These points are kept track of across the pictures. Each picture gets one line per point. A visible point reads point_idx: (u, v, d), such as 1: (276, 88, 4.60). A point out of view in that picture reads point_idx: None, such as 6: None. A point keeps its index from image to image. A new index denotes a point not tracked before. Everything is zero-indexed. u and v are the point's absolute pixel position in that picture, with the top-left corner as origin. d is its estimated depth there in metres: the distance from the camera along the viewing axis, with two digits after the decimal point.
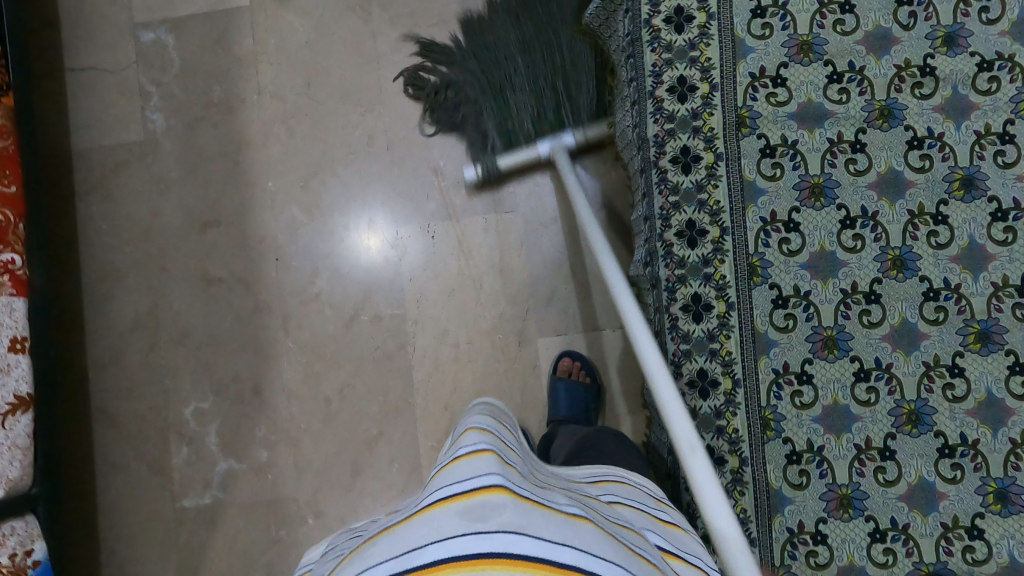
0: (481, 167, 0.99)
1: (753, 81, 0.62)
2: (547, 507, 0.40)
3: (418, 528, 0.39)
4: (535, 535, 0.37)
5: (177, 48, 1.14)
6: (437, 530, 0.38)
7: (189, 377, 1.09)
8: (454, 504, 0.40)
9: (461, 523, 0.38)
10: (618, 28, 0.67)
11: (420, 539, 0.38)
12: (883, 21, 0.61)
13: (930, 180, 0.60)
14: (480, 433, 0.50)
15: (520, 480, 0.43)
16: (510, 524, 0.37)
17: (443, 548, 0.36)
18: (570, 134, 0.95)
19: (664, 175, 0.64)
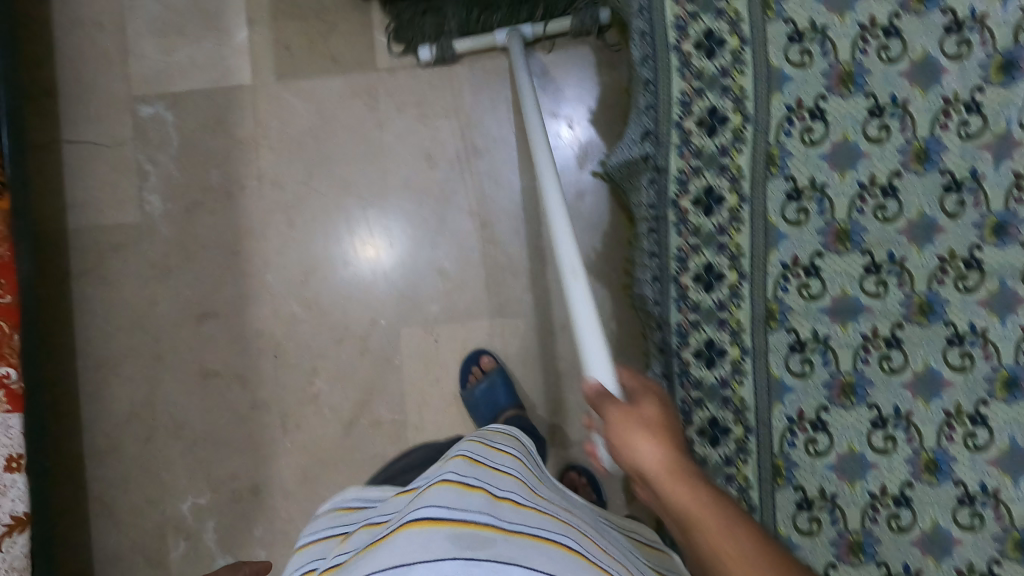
0: (436, 45, 0.96)
1: (784, 271, 0.57)
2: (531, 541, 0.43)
3: (406, 544, 0.42)
4: (515, 569, 0.41)
5: (177, 125, 1.07)
6: (427, 551, 0.41)
7: (185, 471, 1.07)
8: (445, 528, 0.43)
9: (449, 551, 0.41)
10: (639, 197, 0.62)
11: (409, 556, 0.41)
12: (928, 207, 0.56)
13: (970, 380, 0.56)
14: (472, 457, 0.51)
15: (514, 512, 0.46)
16: (488, 562, 0.41)
17: (430, 571, 0.40)
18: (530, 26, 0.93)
19: (686, 368, 0.60)
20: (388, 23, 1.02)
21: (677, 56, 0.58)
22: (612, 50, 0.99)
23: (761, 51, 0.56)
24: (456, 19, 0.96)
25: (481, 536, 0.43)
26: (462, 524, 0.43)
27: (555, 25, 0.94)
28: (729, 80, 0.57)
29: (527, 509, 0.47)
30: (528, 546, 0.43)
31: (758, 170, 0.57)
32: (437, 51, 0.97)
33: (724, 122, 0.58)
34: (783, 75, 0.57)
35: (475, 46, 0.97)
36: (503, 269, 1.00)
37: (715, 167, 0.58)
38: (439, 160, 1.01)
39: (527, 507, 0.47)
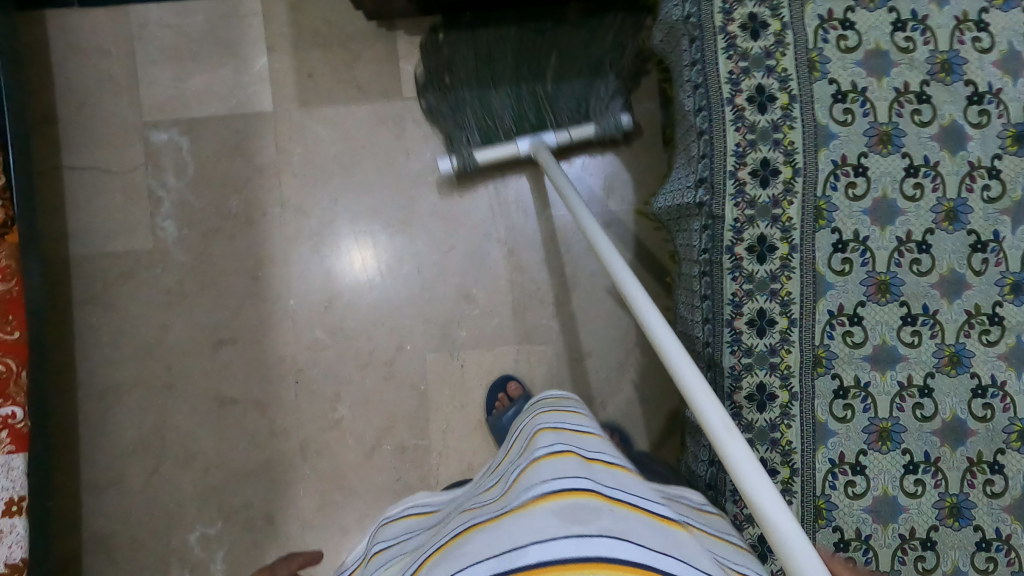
0: (457, 159, 0.97)
1: (831, 319, 0.62)
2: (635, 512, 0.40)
3: (516, 528, 0.38)
4: (632, 545, 0.37)
5: (192, 150, 1.05)
6: (536, 530, 0.37)
7: (196, 503, 1.03)
8: (550, 503, 0.39)
9: (558, 525, 0.37)
10: (691, 239, 0.66)
11: (520, 539, 0.37)
12: (957, 264, 0.62)
13: (990, 430, 0.62)
14: (553, 427, 0.49)
15: (612, 481, 0.43)
16: (605, 532, 0.37)
17: (544, 549, 0.35)
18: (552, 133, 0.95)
19: (738, 410, 0.64)
20: (412, 55, 1.04)
21: (731, 109, 0.61)
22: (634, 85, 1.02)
23: (809, 109, 0.61)
24: (477, 133, 0.97)
25: (589, 505, 0.39)
26: (565, 496, 0.39)
27: (577, 130, 0.96)
28: (780, 134, 0.61)
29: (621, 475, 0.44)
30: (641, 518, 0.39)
31: (807, 223, 0.61)
32: (459, 164, 0.97)
33: (776, 174, 0.61)
34: (830, 131, 0.62)
35: (499, 156, 0.96)
36: (529, 296, 1.01)
37: (767, 217, 0.61)
38: (465, 188, 1.03)
39: (621, 472, 0.44)
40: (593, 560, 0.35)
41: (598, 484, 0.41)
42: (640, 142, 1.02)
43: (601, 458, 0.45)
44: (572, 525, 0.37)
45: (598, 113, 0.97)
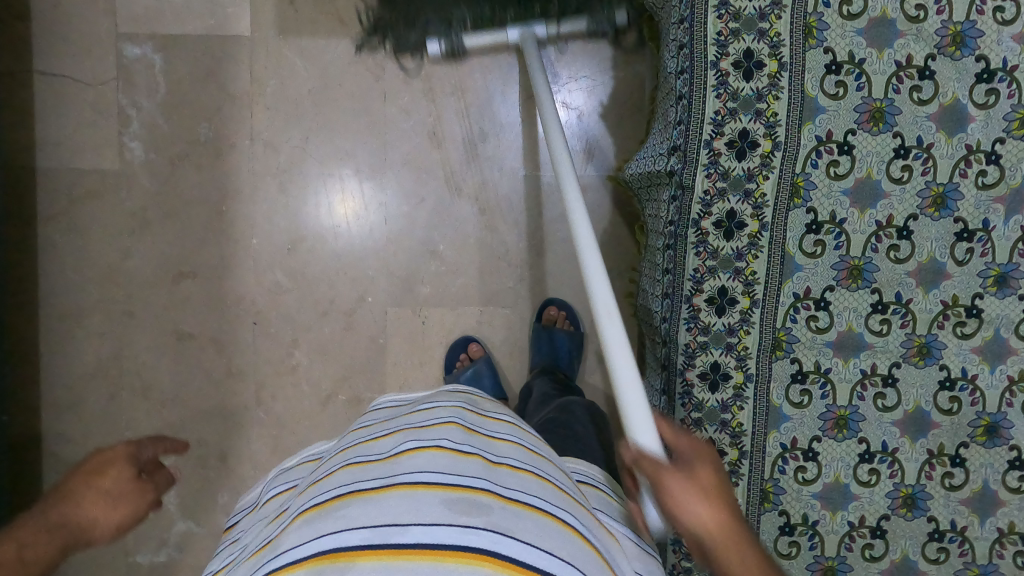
0: (446, 41, 0.89)
1: (795, 302, 0.58)
2: (534, 512, 0.36)
3: (396, 504, 0.35)
4: (523, 543, 0.34)
5: (165, 71, 1.00)
6: (420, 514, 0.34)
7: (150, 432, 1.03)
8: (440, 491, 0.36)
9: (445, 514, 0.34)
10: (659, 210, 0.62)
11: (400, 517, 0.34)
12: (938, 253, 0.57)
13: (954, 423, 0.58)
14: (463, 424, 0.44)
15: (513, 479, 0.39)
16: (491, 527, 0.34)
17: (425, 534, 0.33)
18: (544, 25, 0.86)
19: (688, 388, 0.61)
20: None
21: (714, 72, 0.56)
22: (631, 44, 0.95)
23: (799, 78, 0.56)
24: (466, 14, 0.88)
25: (483, 503, 0.36)
26: (456, 487, 0.36)
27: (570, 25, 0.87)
28: (763, 104, 0.56)
29: (527, 475, 0.40)
30: (537, 520, 0.36)
31: (782, 200, 0.57)
32: (447, 48, 0.90)
33: (754, 146, 0.57)
34: (816, 104, 0.56)
35: (489, 44, 0.89)
36: (500, 258, 0.99)
37: (739, 190, 0.57)
38: (443, 139, 0.98)
39: (527, 472, 0.40)
40: (471, 554, 0.32)
41: (495, 484, 0.38)
42: (629, 106, 0.95)
43: (507, 460, 0.41)
44: (460, 516, 0.34)
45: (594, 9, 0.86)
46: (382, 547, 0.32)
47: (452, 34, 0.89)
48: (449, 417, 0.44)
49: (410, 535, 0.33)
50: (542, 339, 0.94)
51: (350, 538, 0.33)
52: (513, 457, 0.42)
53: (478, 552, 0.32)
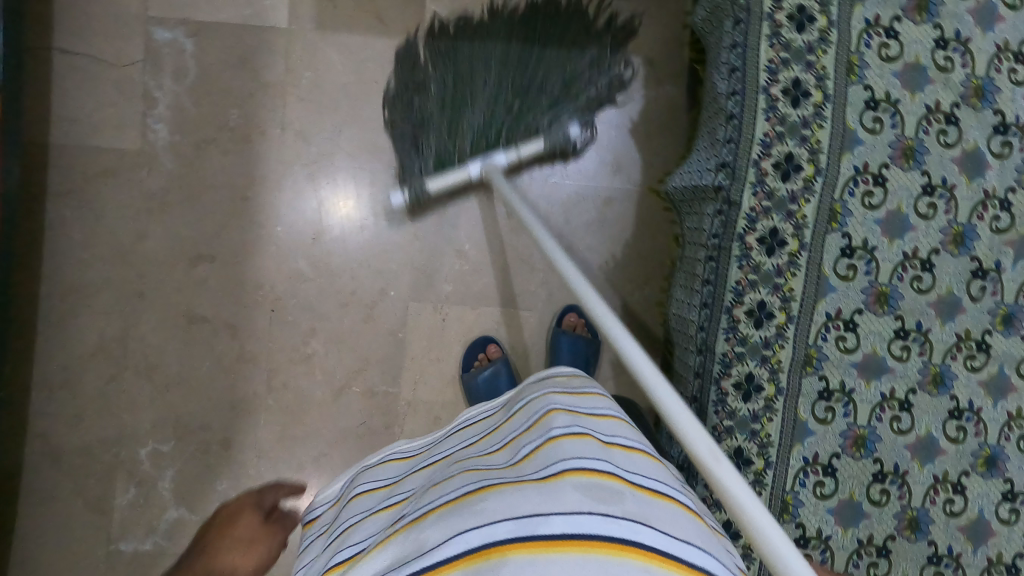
0: (409, 189, 0.93)
1: (827, 321, 0.62)
2: (654, 496, 0.40)
3: (533, 495, 0.38)
4: (656, 529, 0.37)
5: (195, 55, 1.00)
6: (561, 502, 0.37)
7: (150, 417, 1.01)
8: (574, 478, 0.39)
9: (584, 501, 0.37)
10: (702, 223, 0.66)
11: (541, 508, 0.36)
12: (956, 287, 0.61)
13: (959, 451, 0.63)
14: (566, 410, 0.48)
15: (625, 462, 0.43)
16: (626, 514, 0.37)
17: (570, 521, 0.35)
18: (503, 155, 0.92)
19: (722, 397, 0.64)
20: None
21: (765, 97, 0.61)
22: (659, 66, 1.00)
23: (840, 110, 0.60)
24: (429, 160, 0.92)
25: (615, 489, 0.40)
26: (587, 473, 0.40)
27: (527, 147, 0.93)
28: (808, 131, 0.61)
29: (635, 457, 0.44)
30: (663, 504, 0.40)
31: (820, 223, 0.61)
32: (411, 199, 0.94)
33: (798, 169, 0.61)
34: (856, 137, 0.61)
35: (447, 184, 0.92)
36: (522, 263, 1.01)
37: (782, 211, 0.62)
38: None
39: (635, 454, 0.44)
40: (617, 542, 0.35)
41: (616, 469, 0.42)
42: (656, 126, 1.01)
43: (616, 443, 0.45)
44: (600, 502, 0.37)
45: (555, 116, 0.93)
46: (534, 539, 0.34)
47: (414, 178, 0.92)
48: (553, 406, 0.48)
49: (555, 524, 0.35)
50: (562, 344, 0.97)
51: (499, 529, 0.36)
52: (619, 437, 0.46)
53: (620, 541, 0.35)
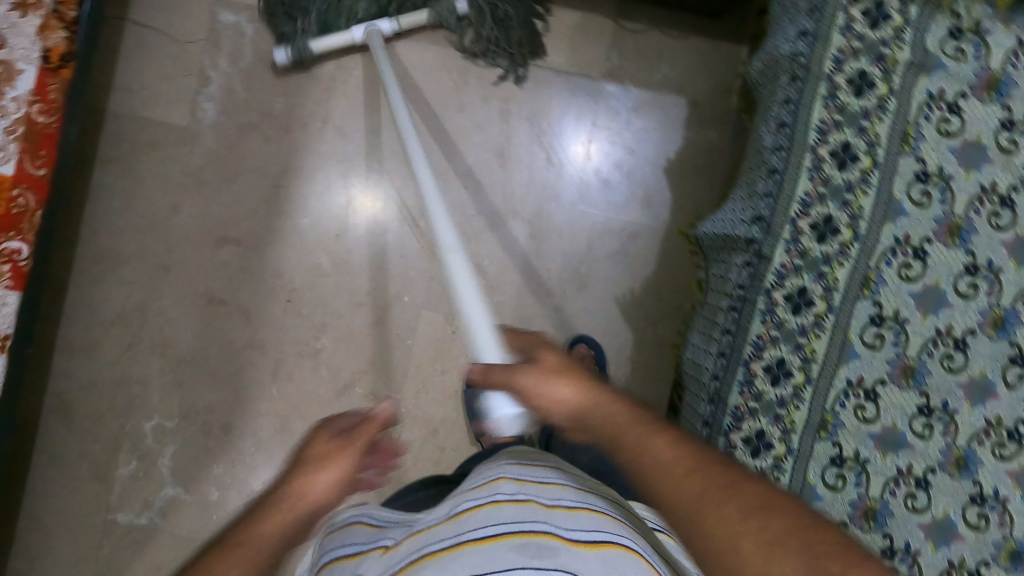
0: (292, 48, 0.92)
1: (847, 387, 0.60)
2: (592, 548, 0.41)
3: (473, 561, 0.40)
4: None
5: (254, 41, 1.02)
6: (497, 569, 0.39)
7: (159, 390, 1.02)
8: (508, 542, 0.41)
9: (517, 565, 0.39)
10: (728, 272, 0.66)
11: None
12: (990, 371, 0.57)
13: (978, 541, 0.57)
14: (513, 477, 0.47)
15: (567, 517, 0.44)
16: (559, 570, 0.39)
17: None
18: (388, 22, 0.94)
19: (730, 450, 0.62)
20: None
21: (811, 156, 0.61)
22: (705, 109, 0.99)
23: (888, 179, 0.59)
24: (314, 20, 0.93)
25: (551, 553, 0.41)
26: (522, 534, 0.42)
27: (410, 17, 0.94)
28: (851, 195, 0.60)
29: (579, 513, 0.45)
30: (598, 558, 0.41)
31: (851, 288, 0.60)
32: (295, 55, 0.93)
33: (835, 233, 0.60)
34: (901, 207, 0.59)
35: (333, 46, 0.94)
36: (540, 285, 0.99)
37: (813, 271, 0.61)
38: (508, 160, 1.00)
39: (579, 510, 0.45)
40: None
41: (554, 526, 0.43)
42: (694, 168, 1.00)
43: (561, 501, 0.45)
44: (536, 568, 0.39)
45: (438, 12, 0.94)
46: None
47: (298, 39, 0.92)
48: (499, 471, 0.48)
49: None
50: None
51: None
52: (565, 498, 0.46)
53: None
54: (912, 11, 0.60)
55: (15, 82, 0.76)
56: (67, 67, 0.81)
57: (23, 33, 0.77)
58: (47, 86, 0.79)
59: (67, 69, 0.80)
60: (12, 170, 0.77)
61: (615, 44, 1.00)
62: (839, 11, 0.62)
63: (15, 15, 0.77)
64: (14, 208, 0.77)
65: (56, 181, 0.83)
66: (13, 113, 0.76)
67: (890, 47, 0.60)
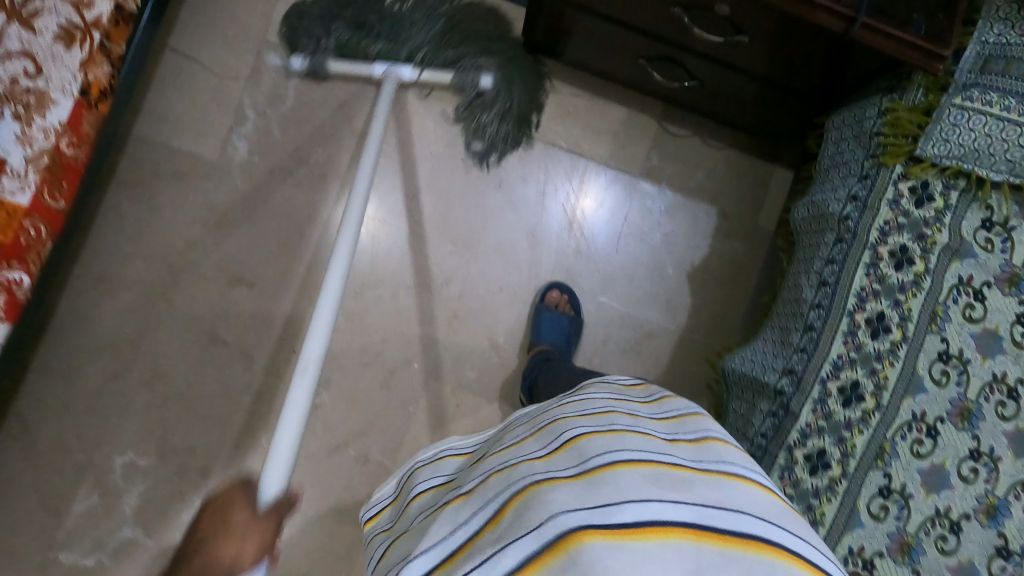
0: (309, 59, 0.98)
1: (848, 554, 0.63)
2: (727, 478, 0.42)
3: (622, 483, 0.40)
4: (734, 512, 0.39)
5: (298, 87, 1.02)
6: (633, 492, 0.39)
7: (138, 425, 0.98)
8: (641, 469, 0.41)
9: (656, 489, 0.39)
10: (752, 417, 0.70)
11: (616, 497, 0.38)
12: (977, 560, 0.60)
13: None
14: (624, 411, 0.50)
15: (685, 451, 0.45)
16: (698, 502, 0.39)
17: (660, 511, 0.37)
18: (409, 70, 0.95)
19: None
20: (544, 95, 1.02)
21: (847, 321, 0.65)
22: (733, 221, 1.03)
23: (913, 355, 0.64)
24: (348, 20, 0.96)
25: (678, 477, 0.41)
26: (650, 466, 0.42)
27: (432, 76, 0.96)
28: (879, 365, 0.65)
29: (680, 443, 0.47)
30: (726, 489, 0.42)
31: (867, 457, 0.64)
32: (308, 65, 0.99)
33: (860, 399, 0.65)
34: (921, 384, 0.64)
35: (352, 69, 0.97)
36: None
37: (835, 434, 0.65)
38: (539, 242, 1.01)
39: (681, 442, 0.47)
40: (690, 532, 0.37)
41: (681, 459, 0.44)
42: (714, 277, 1.03)
43: (679, 437, 0.48)
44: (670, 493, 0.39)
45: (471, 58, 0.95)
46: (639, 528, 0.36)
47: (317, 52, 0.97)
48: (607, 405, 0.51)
49: (634, 511, 0.37)
50: None
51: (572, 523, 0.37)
52: (682, 434, 0.48)
53: (700, 527, 0.37)
54: (954, 195, 0.64)
55: (46, 112, 0.76)
56: (105, 102, 0.81)
57: (63, 65, 0.77)
58: (80, 120, 0.79)
59: (104, 105, 0.81)
60: (28, 199, 0.75)
61: (656, 145, 1.02)
62: (890, 182, 0.66)
63: (59, 46, 0.77)
64: (22, 239, 0.75)
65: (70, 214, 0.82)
66: (40, 142, 0.76)
67: (930, 227, 0.64)
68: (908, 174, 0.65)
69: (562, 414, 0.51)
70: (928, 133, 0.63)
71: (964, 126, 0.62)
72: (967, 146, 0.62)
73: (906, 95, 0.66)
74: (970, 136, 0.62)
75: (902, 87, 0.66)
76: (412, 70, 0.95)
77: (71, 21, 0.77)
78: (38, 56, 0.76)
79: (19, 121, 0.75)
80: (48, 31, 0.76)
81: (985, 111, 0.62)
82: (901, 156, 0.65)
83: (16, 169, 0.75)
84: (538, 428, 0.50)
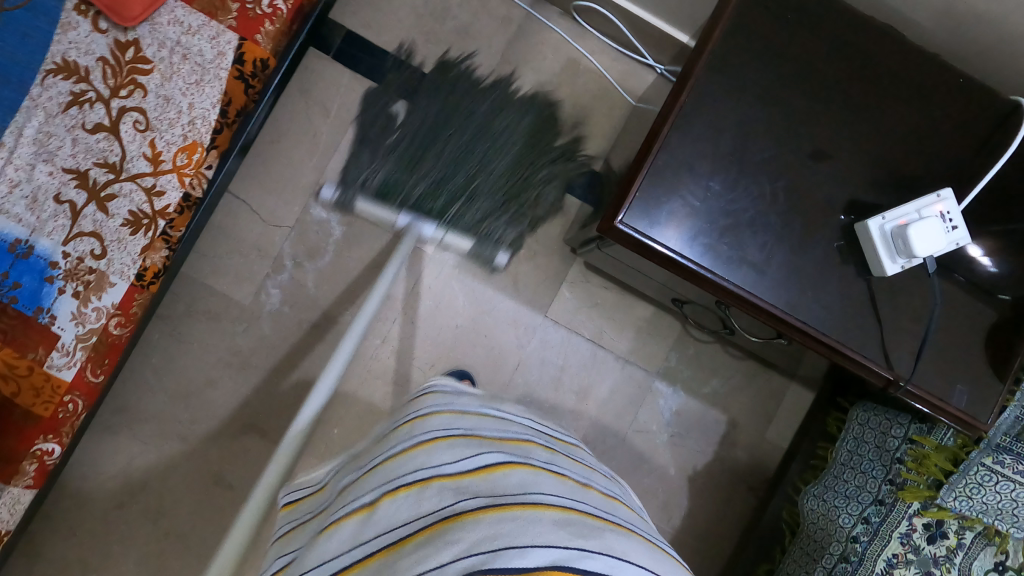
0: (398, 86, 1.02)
1: None
2: (611, 526, 0.45)
3: (528, 522, 0.41)
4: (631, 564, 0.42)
5: (339, 242, 1.04)
6: (543, 534, 0.40)
7: (136, 555, 1.00)
8: (551, 513, 0.42)
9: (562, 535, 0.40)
10: None
11: (522, 539, 0.39)
12: None
13: None
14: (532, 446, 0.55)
15: (571, 488, 0.49)
16: (604, 551, 0.41)
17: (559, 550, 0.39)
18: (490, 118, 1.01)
19: None
20: (578, 285, 1.04)
21: None
22: (742, 431, 1.04)
23: None
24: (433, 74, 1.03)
25: (588, 522, 0.44)
26: (559, 511, 0.43)
27: (454, 237, 1.00)
28: None
29: (564, 479, 0.50)
30: (610, 532, 0.44)
31: None
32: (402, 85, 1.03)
33: None
34: None
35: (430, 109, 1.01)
36: None
37: None
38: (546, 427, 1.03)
39: (565, 478, 0.50)
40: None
41: (574, 502, 0.47)
42: (716, 483, 1.04)
43: (558, 469, 0.52)
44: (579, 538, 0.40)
45: (482, 236, 1.00)
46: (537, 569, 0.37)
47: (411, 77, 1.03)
48: (517, 440, 0.55)
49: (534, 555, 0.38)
50: None
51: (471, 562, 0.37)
52: (561, 467, 0.53)
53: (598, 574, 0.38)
54: (968, 536, 0.68)
55: (102, 294, 0.79)
56: (155, 281, 0.84)
57: (126, 249, 0.80)
58: (132, 301, 0.82)
59: (155, 284, 0.84)
60: (72, 377, 0.79)
61: (677, 347, 1.04)
62: (903, 516, 0.70)
63: (126, 231, 0.79)
64: (60, 412, 0.79)
65: (107, 382, 0.86)
66: (92, 322, 0.78)
67: (939, 567, 0.68)
68: (925, 513, 0.69)
69: (481, 431, 0.55)
70: (949, 481, 0.67)
71: (990, 487, 0.65)
72: (990, 505, 0.65)
73: (934, 430, 0.70)
74: (996, 496, 0.64)
75: (932, 422, 0.70)
76: (435, 228, 1.00)
77: (141, 208, 0.80)
78: (106, 238, 0.78)
79: (77, 298, 0.76)
80: (119, 215, 0.78)
81: (1015, 479, 0.64)
82: (919, 497, 0.69)
83: (67, 346, 0.77)
84: (461, 438, 0.53)
